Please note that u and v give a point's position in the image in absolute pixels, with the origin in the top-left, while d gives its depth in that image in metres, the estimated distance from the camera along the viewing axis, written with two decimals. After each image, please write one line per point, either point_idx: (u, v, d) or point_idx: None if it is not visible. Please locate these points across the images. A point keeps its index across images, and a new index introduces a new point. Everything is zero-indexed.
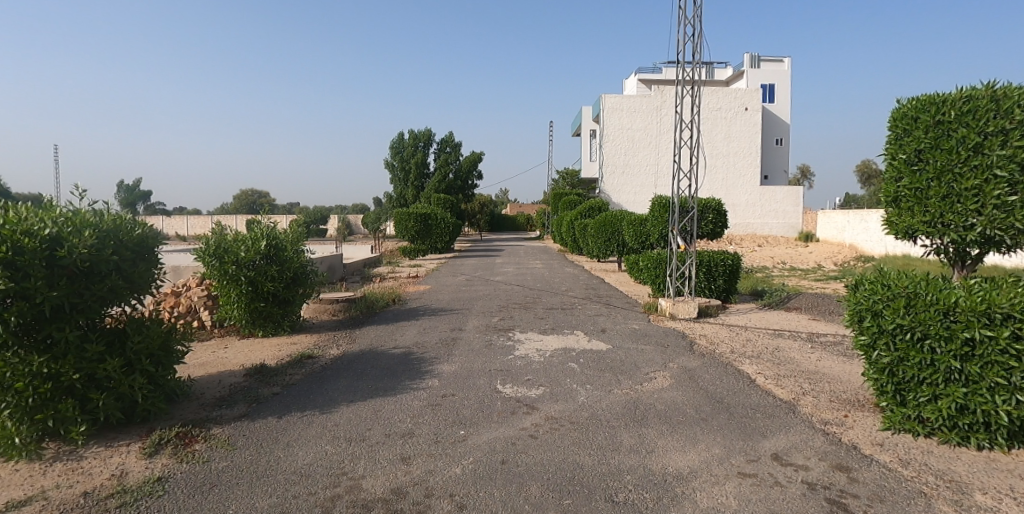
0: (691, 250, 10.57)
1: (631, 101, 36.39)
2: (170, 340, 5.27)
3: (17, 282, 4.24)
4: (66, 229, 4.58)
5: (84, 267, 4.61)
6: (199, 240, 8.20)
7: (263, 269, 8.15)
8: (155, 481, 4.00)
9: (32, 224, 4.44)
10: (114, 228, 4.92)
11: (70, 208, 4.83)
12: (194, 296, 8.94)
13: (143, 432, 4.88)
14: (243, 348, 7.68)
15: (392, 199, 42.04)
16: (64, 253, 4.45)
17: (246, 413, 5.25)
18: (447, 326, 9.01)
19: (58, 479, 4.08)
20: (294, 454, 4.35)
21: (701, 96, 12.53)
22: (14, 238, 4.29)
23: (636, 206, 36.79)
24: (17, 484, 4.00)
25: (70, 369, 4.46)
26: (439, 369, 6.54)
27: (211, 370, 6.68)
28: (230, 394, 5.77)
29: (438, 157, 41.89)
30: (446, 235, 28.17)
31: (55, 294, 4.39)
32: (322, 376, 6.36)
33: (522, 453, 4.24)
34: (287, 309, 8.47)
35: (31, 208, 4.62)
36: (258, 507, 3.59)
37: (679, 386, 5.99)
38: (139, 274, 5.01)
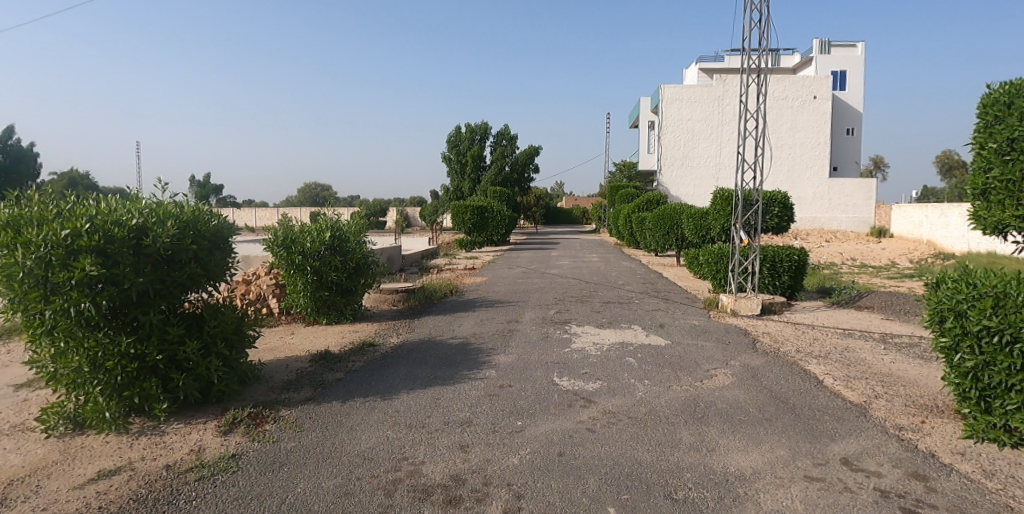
0: (755, 244, 10.18)
1: (691, 91, 35.46)
2: (242, 324, 5.56)
3: (108, 268, 4.54)
4: (150, 220, 4.87)
5: (165, 256, 4.89)
6: (268, 231, 8.59)
7: (327, 259, 8.46)
8: (230, 457, 4.25)
9: (121, 214, 4.76)
10: (193, 219, 5.21)
11: (154, 200, 5.16)
12: (264, 284, 9.37)
13: (218, 411, 5.17)
14: (308, 335, 8.00)
15: (450, 192, 42.54)
16: (149, 243, 4.75)
17: (312, 397, 5.47)
18: (503, 317, 9.08)
19: (143, 451, 4.41)
20: (357, 438, 4.50)
21: (767, 84, 12.02)
22: (105, 227, 4.58)
23: (695, 200, 35.86)
24: (108, 456, 4.36)
25: (154, 350, 4.78)
26: (495, 360, 6.61)
27: (280, 354, 6.99)
28: (297, 378, 6.02)
29: (495, 150, 42.17)
30: (502, 227, 28.30)
31: (141, 280, 4.69)
32: (383, 364, 6.55)
33: (580, 446, 4.23)
34: (350, 299, 8.75)
35: (120, 200, 4.96)
36: (323, 486, 3.74)
37: (741, 385, 5.81)
38: (214, 263, 5.30)
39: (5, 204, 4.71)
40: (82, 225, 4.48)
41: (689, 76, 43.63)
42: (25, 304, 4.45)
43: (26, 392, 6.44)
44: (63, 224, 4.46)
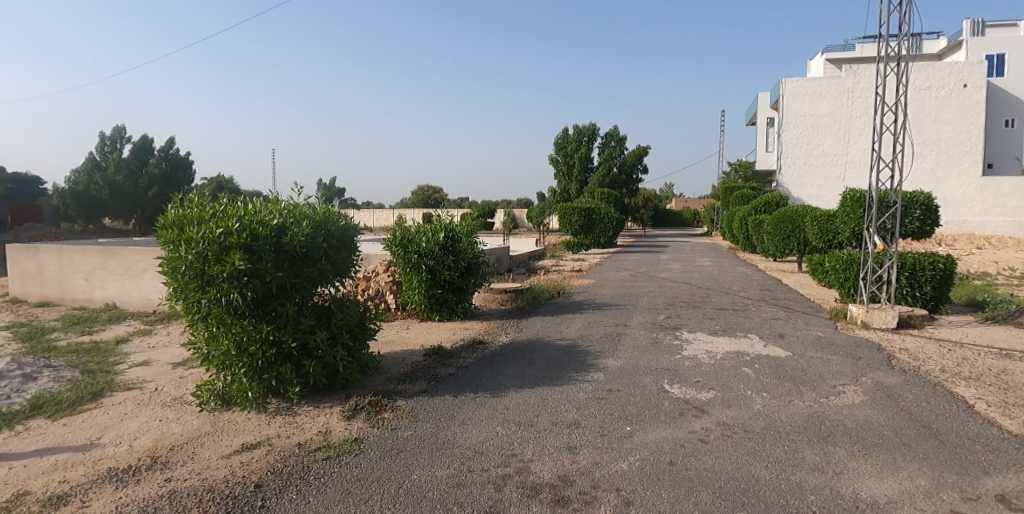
0: (892, 251, 9.26)
1: (816, 84, 32.96)
2: (364, 318, 5.96)
3: (253, 263, 5.05)
4: (289, 220, 5.36)
5: (300, 253, 5.35)
6: (388, 231, 9.14)
7: (441, 259, 8.84)
8: (353, 440, 4.58)
9: (264, 215, 5.28)
10: (324, 220, 5.66)
11: (291, 202, 5.66)
12: (383, 281, 9.97)
13: (342, 397, 5.59)
14: (422, 331, 8.42)
15: (557, 193, 42.72)
16: (287, 241, 5.22)
17: (426, 389, 5.75)
18: (611, 320, 8.98)
19: (279, 429, 4.87)
20: (469, 431, 4.67)
21: (909, 74, 10.88)
22: (251, 227, 5.10)
23: (819, 201, 33.25)
24: (251, 431, 4.86)
25: (289, 338, 5.24)
26: (604, 363, 6.56)
27: (397, 348, 7.42)
28: (412, 371, 6.35)
29: (603, 151, 41.78)
30: (610, 229, 27.94)
31: (279, 274, 5.16)
32: (493, 361, 6.73)
33: (692, 457, 4.09)
34: (461, 297, 9.07)
35: (263, 202, 5.50)
36: (437, 475, 3.93)
37: (874, 404, 5.32)
38: (341, 261, 5.72)
39: (173, 206, 5.41)
40: (233, 225, 5.02)
41: (814, 68, 40.54)
42: (187, 293, 5.08)
43: (185, 370, 7.35)
44: (218, 223, 5.03)
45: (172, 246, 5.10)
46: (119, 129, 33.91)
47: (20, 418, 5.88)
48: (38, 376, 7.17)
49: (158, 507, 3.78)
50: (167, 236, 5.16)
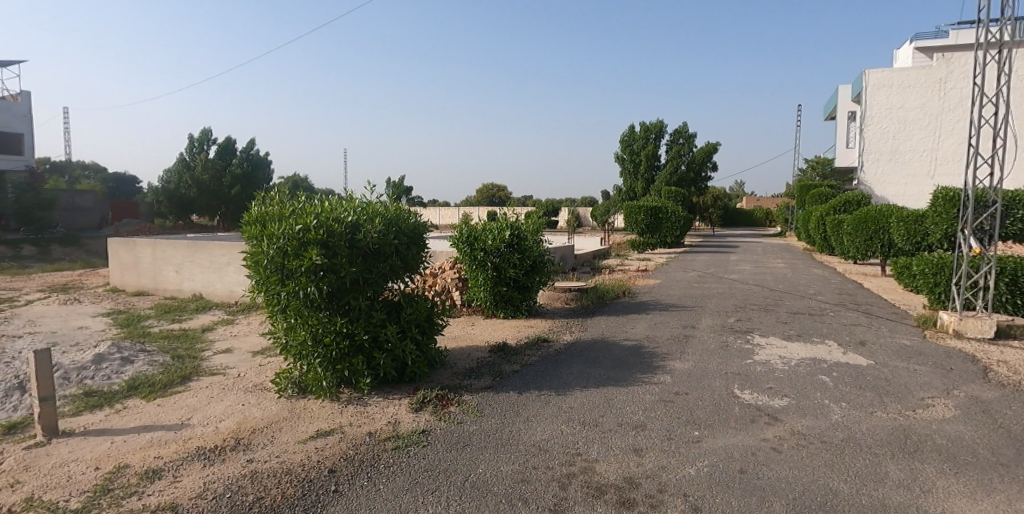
0: (989, 255, 8.56)
1: (903, 75, 30.89)
2: (432, 314, 6.11)
3: (329, 258, 5.28)
4: (362, 218, 5.56)
5: (373, 249, 5.54)
6: (456, 228, 9.32)
7: (506, 256, 8.92)
8: (421, 432, 4.72)
9: (340, 213, 5.50)
10: (395, 217, 5.83)
11: (365, 201, 5.87)
12: (449, 278, 10.18)
13: (410, 390, 5.76)
14: (487, 327, 8.54)
15: (622, 192, 42.10)
16: (361, 237, 5.41)
17: (491, 385, 5.84)
18: (678, 322, 8.77)
19: (351, 418, 5.08)
20: (534, 429, 4.70)
21: (1012, 62, 10.00)
22: (328, 223, 5.33)
23: (906, 200, 31.13)
24: (325, 418, 5.10)
25: (361, 331, 5.45)
26: (671, 365, 6.43)
27: (462, 343, 7.56)
28: (478, 367, 6.46)
29: (670, 148, 40.81)
30: (677, 229, 27.26)
31: (353, 270, 5.37)
32: (557, 360, 6.74)
33: (763, 466, 3.96)
34: (526, 295, 9.12)
35: (339, 200, 5.74)
36: (502, 470, 3.99)
37: (967, 419, 4.95)
38: (411, 257, 5.89)
39: (256, 203, 5.74)
40: (311, 222, 5.27)
41: (902, 58, 37.96)
42: (268, 285, 5.39)
43: (264, 358, 7.79)
44: (297, 220, 5.29)
45: (255, 241, 5.42)
46: (206, 131, 36.19)
47: (121, 398, 6.42)
48: (135, 359, 7.80)
49: (241, 486, 4.04)
50: (251, 232, 5.49)
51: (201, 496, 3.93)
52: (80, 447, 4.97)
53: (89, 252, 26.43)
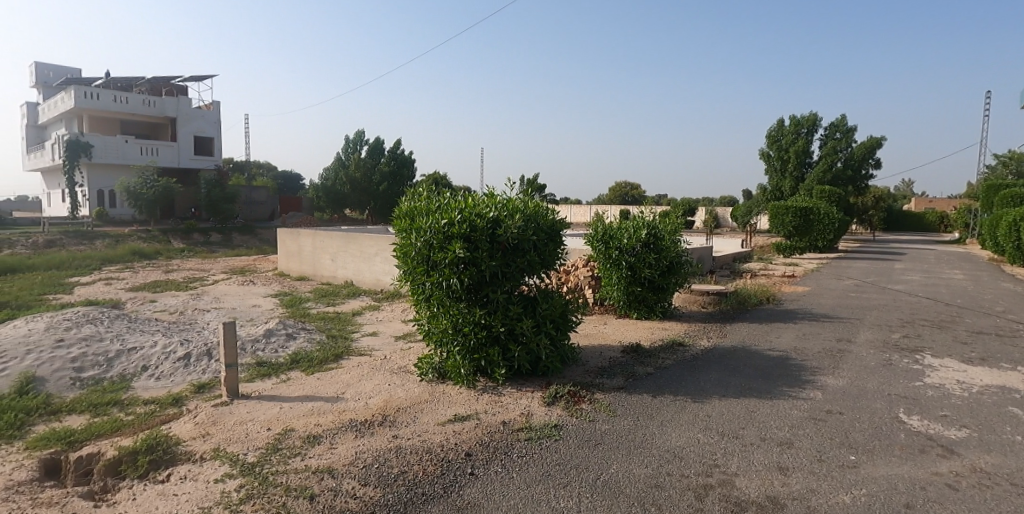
0: None
1: None
2: (566, 310, 6.17)
3: (471, 252, 5.52)
4: (503, 213, 5.73)
5: (512, 244, 5.70)
6: (591, 226, 9.31)
7: (642, 256, 8.72)
8: (553, 426, 4.79)
9: (482, 208, 5.72)
10: (534, 213, 5.94)
11: (505, 197, 6.05)
12: (581, 275, 10.20)
13: (543, 384, 5.87)
14: (620, 327, 8.43)
15: (766, 191, 39.30)
16: (501, 233, 5.59)
17: (624, 385, 5.77)
18: (831, 334, 8.02)
19: (487, 406, 5.29)
20: (668, 434, 4.57)
21: None
22: (471, 218, 5.57)
23: None
24: (463, 404, 5.37)
25: (498, 323, 5.63)
26: (822, 380, 5.91)
27: (594, 342, 7.54)
28: (610, 366, 6.41)
29: (824, 144, 37.33)
30: (830, 232, 24.88)
31: (493, 264, 5.56)
32: (693, 365, 6.48)
33: (935, 503, 3.50)
34: (661, 296, 8.88)
35: (481, 196, 5.97)
36: (634, 473, 3.93)
37: None
38: (548, 253, 5.98)
39: (406, 197, 6.19)
40: (455, 217, 5.55)
41: None
42: (415, 276, 5.77)
43: (405, 343, 8.36)
44: (443, 215, 5.62)
45: (404, 234, 5.84)
46: (359, 131, 39.43)
47: (288, 370, 7.25)
48: (297, 336, 8.76)
49: (388, 458, 4.38)
50: (401, 225, 5.92)
51: (353, 463, 4.32)
52: (255, 409, 5.69)
53: (262, 241, 30.09)
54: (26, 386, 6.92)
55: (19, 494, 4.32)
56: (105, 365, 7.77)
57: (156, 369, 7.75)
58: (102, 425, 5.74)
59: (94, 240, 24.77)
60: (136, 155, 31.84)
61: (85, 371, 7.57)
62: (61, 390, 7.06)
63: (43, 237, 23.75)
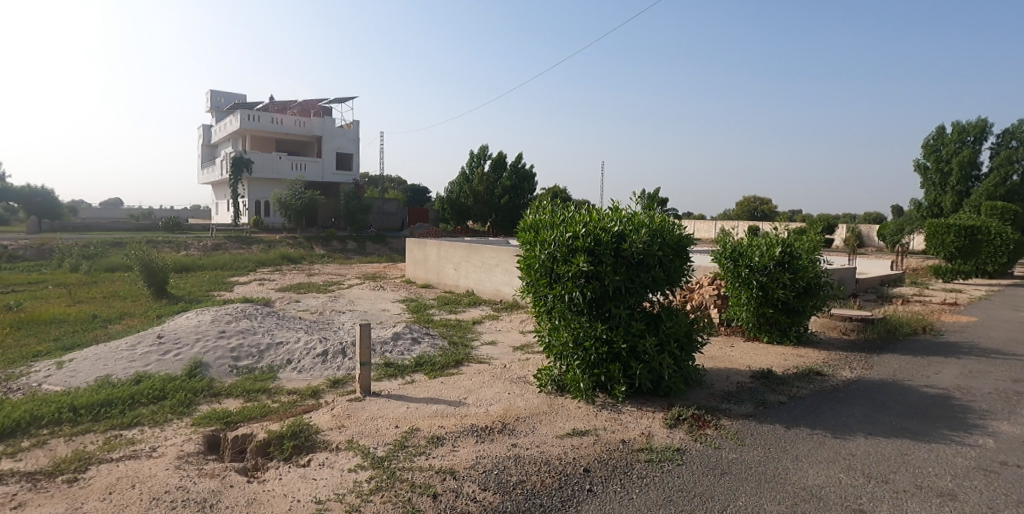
0: None
1: None
2: (692, 330, 5.94)
3: (594, 266, 5.50)
4: (628, 228, 5.64)
5: (637, 259, 5.60)
6: (718, 243, 8.90)
7: (775, 276, 8.16)
8: (675, 449, 4.62)
9: (607, 222, 5.69)
10: (660, 228, 5.78)
11: (630, 211, 5.97)
12: (707, 293, 9.76)
13: (664, 405, 5.68)
14: (748, 351, 7.94)
15: (922, 208, 35.14)
16: (626, 247, 5.51)
17: (754, 413, 5.42)
18: (1006, 374, 6.96)
19: (605, 422, 5.23)
20: (803, 470, 4.22)
21: None
22: (596, 232, 5.57)
23: None
24: (581, 418, 5.34)
25: (620, 339, 5.54)
26: (994, 426, 5.15)
27: (720, 365, 7.16)
28: (737, 392, 6.06)
29: (997, 154, 32.67)
30: (1004, 255, 21.65)
31: (617, 278, 5.49)
32: (833, 397, 5.93)
33: None
34: (795, 320, 8.27)
35: (606, 210, 5.93)
36: (765, 508, 3.67)
37: None
38: (674, 270, 5.80)
39: (530, 210, 6.32)
40: (580, 230, 5.57)
41: None
42: (537, 288, 5.87)
43: (523, 354, 8.49)
44: (568, 228, 5.66)
45: (529, 246, 5.97)
46: (483, 146, 40.85)
47: (413, 372, 7.65)
48: (421, 340, 9.22)
49: (507, 466, 4.46)
50: (525, 237, 6.06)
51: (473, 467, 4.46)
52: (384, 407, 6.07)
53: (391, 249, 32.12)
54: (195, 370, 7.93)
55: (189, 463, 4.94)
56: (257, 356, 8.69)
57: (298, 362, 8.53)
58: (254, 409, 6.41)
59: (251, 245, 27.90)
60: (287, 170, 35.48)
61: (241, 360, 8.51)
62: (222, 375, 7.99)
63: (211, 241, 27.18)
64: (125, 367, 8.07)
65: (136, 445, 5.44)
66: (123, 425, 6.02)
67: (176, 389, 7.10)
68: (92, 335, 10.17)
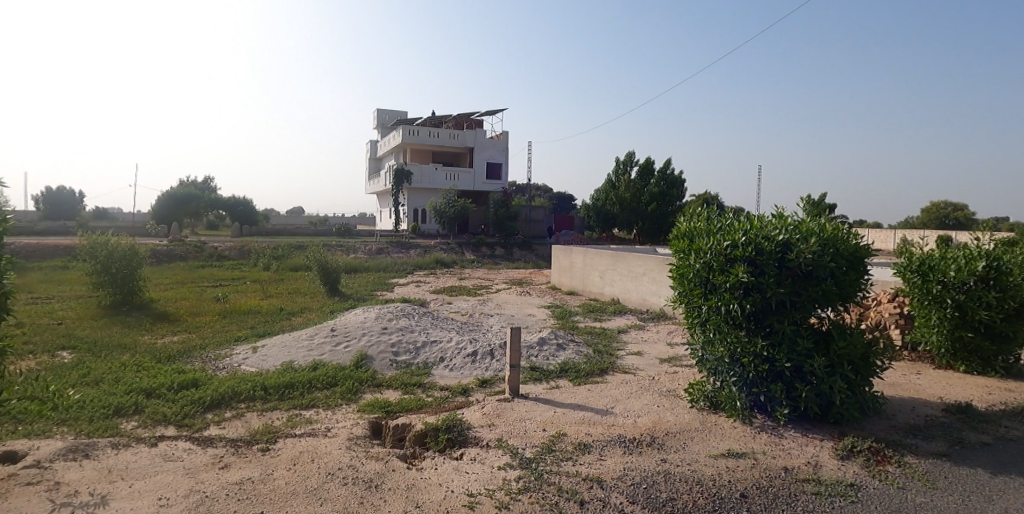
0: None
1: None
2: (869, 352, 5.32)
3: (755, 277, 5.17)
4: (795, 236, 5.21)
5: (805, 271, 5.15)
6: (901, 254, 7.88)
7: (977, 294, 7.01)
8: (848, 484, 4.18)
9: (770, 230, 5.31)
10: (833, 237, 5.25)
11: (796, 218, 5.51)
12: (886, 311, 8.69)
13: (834, 433, 5.16)
14: (940, 380, 6.92)
15: None
16: (792, 257, 5.09)
17: (948, 453, 4.71)
18: None
19: (765, 446, 4.87)
20: None
21: None
22: (757, 241, 5.23)
23: None
24: (737, 439, 5.03)
25: (783, 357, 5.13)
26: None
27: (903, 393, 6.32)
28: (926, 426, 5.30)
29: None
30: None
31: (781, 291, 5.10)
32: None
33: None
34: (1003, 347, 7.05)
35: (769, 217, 5.54)
36: None
37: None
38: (849, 284, 5.23)
39: (684, 218, 6.11)
40: (739, 239, 5.26)
41: None
42: (691, 298, 5.68)
43: (672, 366, 8.19)
44: (726, 236, 5.38)
45: (682, 254, 5.79)
46: (630, 153, 40.23)
47: (558, 377, 7.75)
48: (567, 347, 9.29)
49: (657, 481, 4.33)
50: (679, 245, 5.88)
51: (621, 478, 4.39)
52: (532, 409, 6.21)
53: (536, 256, 32.80)
54: (361, 362, 8.76)
55: (357, 445, 5.47)
56: (415, 352, 9.37)
57: (450, 361, 9.05)
58: (411, 401, 6.92)
59: (409, 249, 30.18)
60: (442, 180, 37.90)
61: (400, 355, 9.24)
62: (384, 368, 8.74)
63: (376, 245, 29.85)
64: (305, 355, 9.15)
65: (314, 424, 6.15)
66: (303, 405, 6.84)
67: (346, 377, 7.90)
68: (280, 325, 11.69)
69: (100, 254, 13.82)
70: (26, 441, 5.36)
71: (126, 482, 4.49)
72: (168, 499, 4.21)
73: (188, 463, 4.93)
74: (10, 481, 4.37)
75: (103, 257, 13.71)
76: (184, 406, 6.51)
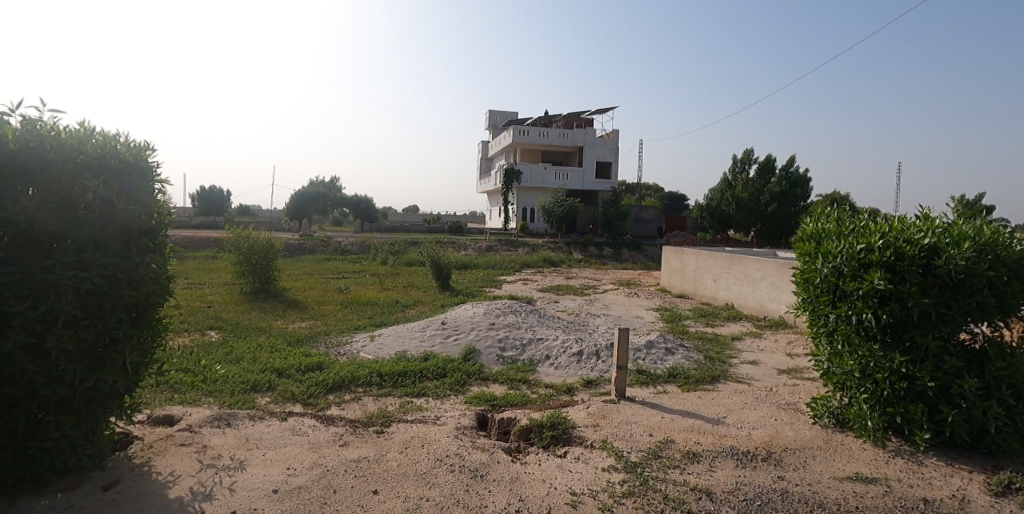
0: None
1: None
2: None
3: (894, 284, 4.71)
4: (944, 240, 4.64)
5: (956, 280, 4.57)
6: None
7: None
8: None
9: (913, 233, 4.78)
10: (992, 242, 4.60)
11: (946, 220, 4.91)
12: None
13: (987, 466, 4.55)
14: None
15: None
16: (940, 264, 4.54)
17: None
18: None
19: (899, 473, 4.41)
20: None
21: None
22: (897, 245, 4.74)
23: None
24: (866, 462, 4.61)
25: (926, 376, 4.60)
26: None
27: None
28: None
29: None
30: None
31: (925, 301, 4.57)
32: None
33: None
34: None
35: (913, 218, 4.99)
36: None
37: None
38: (1012, 296, 4.57)
39: (811, 219, 5.72)
40: (876, 242, 4.83)
41: None
42: (817, 305, 5.36)
43: (792, 379, 7.65)
44: (860, 239, 4.96)
45: (809, 258, 5.46)
46: (749, 150, 37.97)
47: (666, 382, 7.52)
48: (676, 351, 8.98)
49: (772, 499, 4.07)
50: (806, 248, 5.53)
51: (733, 492, 4.19)
52: (638, 413, 6.08)
53: (645, 257, 31.99)
54: (469, 355, 9.04)
55: (464, 435, 5.67)
56: (520, 349, 9.52)
57: (555, 359, 9.09)
58: (516, 396, 7.04)
59: (516, 248, 30.67)
60: (550, 179, 38.08)
61: (507, 351, 9.43)
62: (490, 362, 8.96)
63: (485, 243, 30.65)
64: (417, 345, 9.62)
65: (424, 412, 6.46)
66: (415, 393, 7.19)
67: (454, 369, 8.20)
68: (395, 316, 12.38)
69: (242, 246, 15.39)
70: (181, 407, 6.12)
71: (260, 451, 4.98)
72: (294, 469, 4.61)
73: (313, 439, 5.38)
74: (169, 441, 5.02)
75: (245, 249, 15.29)
76: (310, 387, 7.10)
